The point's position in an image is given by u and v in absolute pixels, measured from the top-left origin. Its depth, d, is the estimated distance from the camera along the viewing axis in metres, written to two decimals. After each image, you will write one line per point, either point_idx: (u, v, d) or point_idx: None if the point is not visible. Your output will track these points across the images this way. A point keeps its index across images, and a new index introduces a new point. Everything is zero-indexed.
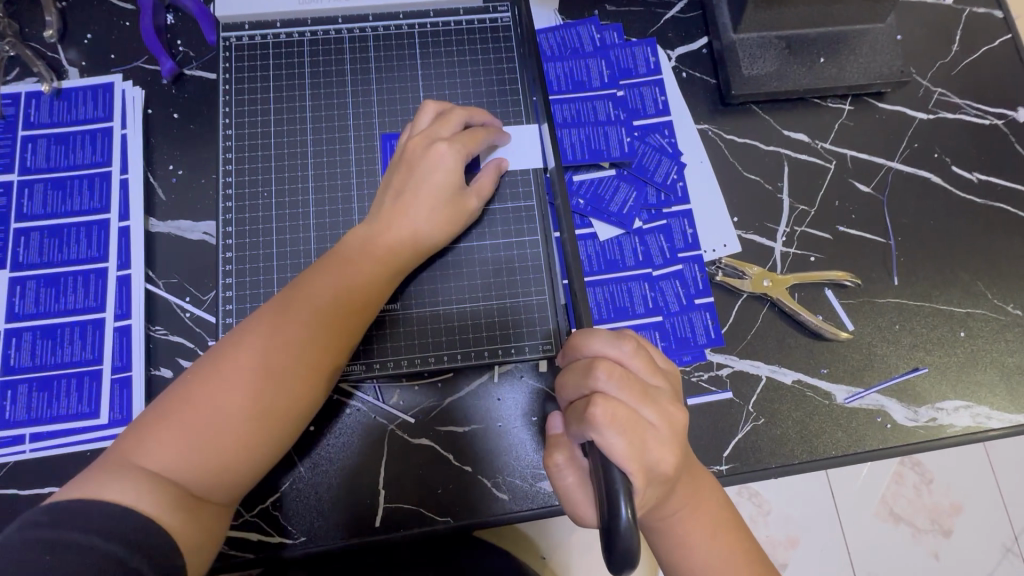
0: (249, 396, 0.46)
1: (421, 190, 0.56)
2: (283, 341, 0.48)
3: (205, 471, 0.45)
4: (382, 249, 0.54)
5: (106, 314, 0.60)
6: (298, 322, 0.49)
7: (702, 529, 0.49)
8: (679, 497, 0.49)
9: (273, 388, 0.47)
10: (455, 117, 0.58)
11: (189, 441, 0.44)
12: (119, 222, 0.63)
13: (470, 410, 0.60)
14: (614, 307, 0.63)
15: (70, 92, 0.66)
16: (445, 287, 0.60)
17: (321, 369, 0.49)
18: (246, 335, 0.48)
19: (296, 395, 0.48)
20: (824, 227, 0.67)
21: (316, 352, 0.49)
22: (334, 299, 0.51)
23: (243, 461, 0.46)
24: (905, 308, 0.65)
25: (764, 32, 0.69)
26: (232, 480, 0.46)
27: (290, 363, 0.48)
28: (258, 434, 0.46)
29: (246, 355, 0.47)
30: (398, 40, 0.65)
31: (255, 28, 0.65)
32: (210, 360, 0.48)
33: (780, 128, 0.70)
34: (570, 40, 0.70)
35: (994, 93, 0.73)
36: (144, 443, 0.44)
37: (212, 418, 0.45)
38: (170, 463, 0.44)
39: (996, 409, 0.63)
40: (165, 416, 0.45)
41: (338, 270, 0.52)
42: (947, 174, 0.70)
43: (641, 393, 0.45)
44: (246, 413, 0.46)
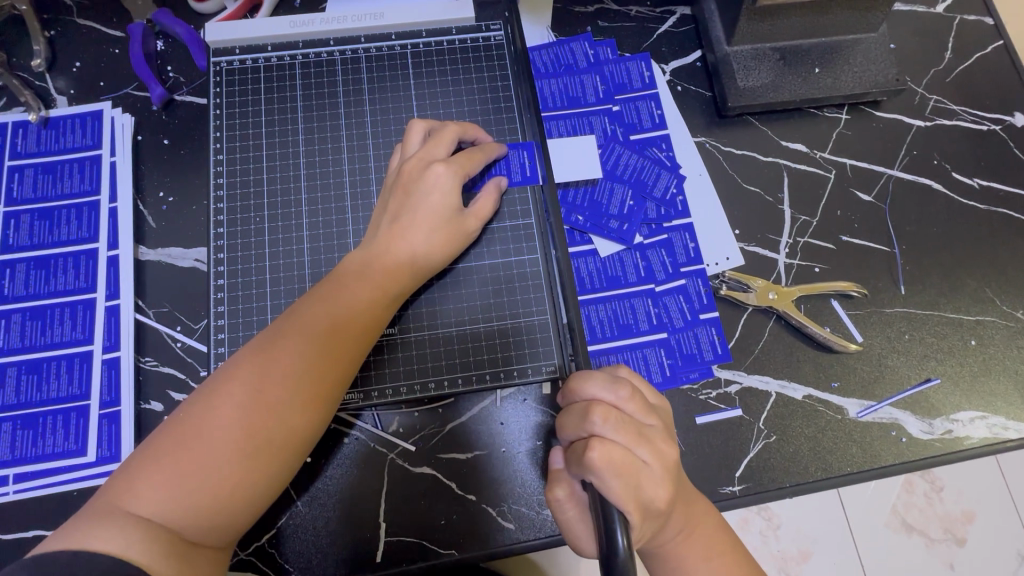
0: (241, 433, 0.44)
1: (418, 213, 0.54)
2: (275, 374, 0.46)
3: (197, 514, 0.42)
4: (380, 272, 0.53)
5: (94, 346, 0.59)
6: (291, 352, 0.47)
7: (704, 560, 0.48)
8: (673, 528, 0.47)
9: (266, 423, 0.45)
10: (450, 134, 0.57)
11: (180, 483, 0.42)
12: (108, 251, 0.61)
13: (473, 436, 0.58)
14: (618, 325, 0.62)
15: (58, 121, 0.65)
16: (442, 310, 0.59)
17: (319, 401, 0.47)
18: (239, 368, 0.46)
19: (292, 430, 0.46)
20: (828, 237, 0.66)
21: (314, 383, 0.47)
22: (333, 328, 0.49)
23: (236, 502, 0.44)
24: (913, 317, 0.64)
25: (758, 45, 0.69)
26: (226, 523, 0.44)
27: (283, 395, 0.46)
28: (251, 473, 0.44)
29: (237, 390, 0.45)
30: (391, 61, 0.65)
31: (245, 51, 0.64)
32: (201, 396, 0.46)
33: (778, 139, 0.70)
34: (563, 56, 0.70)
35: (990, 99, 0.72)
36: (135, 485, 0.42)
37: (204, 457, 0.43)
38: (163, 506, 0.42)
39: (1012, 419, 0.62)
40: (157, 457, 0.43)
41: (334, 296, 0.51)
42: (948, 181, 0.69)
43: (633, 426, 0.44)
44: (240, 449, 0.44)
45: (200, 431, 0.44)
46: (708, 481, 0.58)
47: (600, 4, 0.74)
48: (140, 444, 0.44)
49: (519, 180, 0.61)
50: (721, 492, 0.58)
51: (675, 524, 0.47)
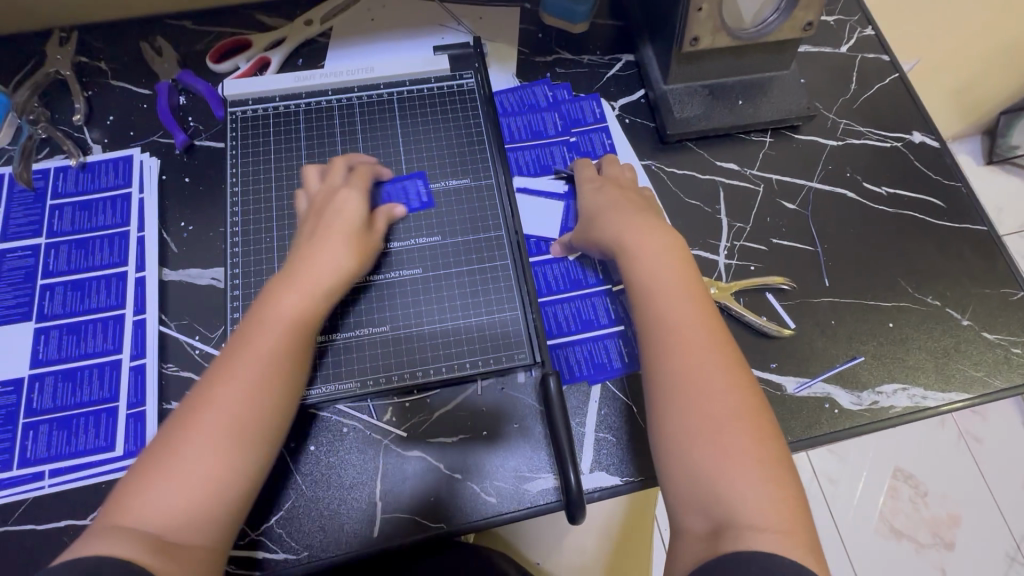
0: (213, 443, 0.50)
1: (332, 229, 0.63)
2: (229, 389, 0.53)
3: (188, 519, 0.48)
4: (303, 280, 0.60)
5: (122, 354, 0.67)
6: (238, 369, 0.54)
7: (691, 314, 0.58)
8: (707, 372, 0.54)
9: (231, 429, 0.51)
10: (340, 165, 0.69)
11: (167, 498, 0.48)
12: (136, 273, 0.71)
13: (457, 421, 0.66)
14: (581, 321, 0.71)
15: (94, 165, 0.76)
16: (382, 308, 0.68)
17: (275, 398, 0.54)
18: (197, 394, 0.53)
19: (255, 428, 0.53)
20: (760, 240, 0.77)
21: (264, 386, 0.54)
22: (269, 339, 0.56)
23: (221, 501, 0.50)
24: (838, 305, 0.74)
25: (690, 83, 0.81)
26: (215, 521, 0.49)
27: (241, 405, 0.52)
28: (228, 474, 0.50)
29: (203, 410, 0.52)
30: (380, 106, 0.76)
31: (257, 102, 0.76)
32: (168, 428, 0.51)
33: (713, 160, 0.81)
34: (527, 98, 0.82)
35: (891, 121, 0.85)
36: (125, 504, 0.47)
37: (182, 472, 0.49)
38: (155, 519, 0.47)
39: (929, 389, 0.71)
40: (138, 484, 0.48)
41: (265, 315, 0.58)
42: (860, 190, 0.81)
43: (660, 276, 0.61)
44: (213, 447, 0.50)
45: (175, 453, 0.50)
46: None
47: (557, 55, 0.87)
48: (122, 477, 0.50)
49: (418, 206, 0.72)
50: None
51: (696, 365, 0.55)
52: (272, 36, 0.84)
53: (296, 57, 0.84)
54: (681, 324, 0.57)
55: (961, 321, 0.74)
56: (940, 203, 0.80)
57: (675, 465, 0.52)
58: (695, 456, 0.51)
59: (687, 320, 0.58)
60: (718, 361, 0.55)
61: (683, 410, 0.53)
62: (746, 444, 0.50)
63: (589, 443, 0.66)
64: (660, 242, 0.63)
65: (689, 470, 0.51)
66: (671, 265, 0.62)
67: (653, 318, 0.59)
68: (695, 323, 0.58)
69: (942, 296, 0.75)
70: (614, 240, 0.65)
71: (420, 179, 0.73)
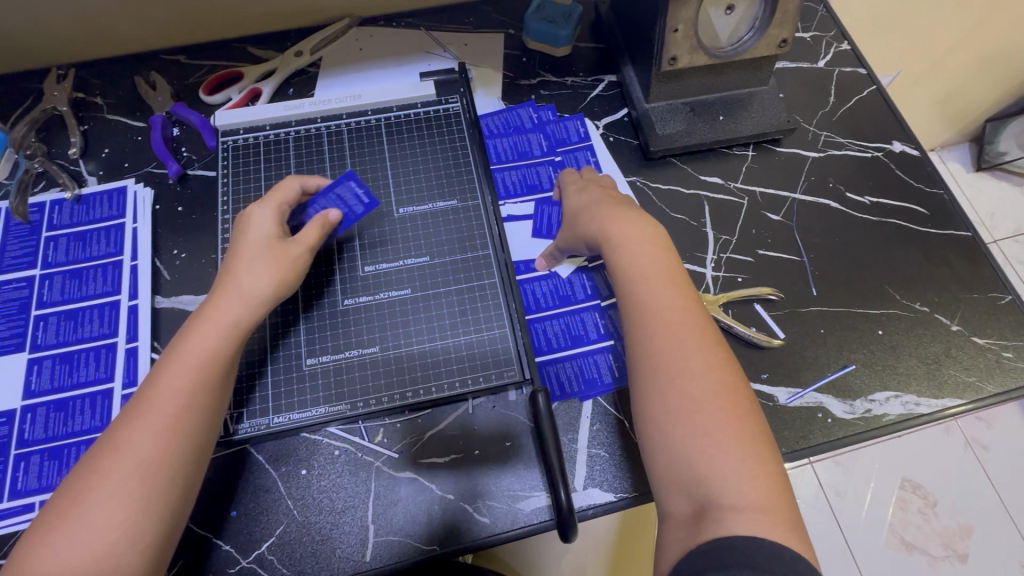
0: (119, 485, 0.50)
1: (241, 251, 0.63)
2: (132, 433, 0.52)
3: (102, 561, 0.47)
4: (214, 304, 0.60)
5: (114, 383, 0.67)
6: (145, 410, 0.53)
7: (670, 299, 0.59)
8: (685, 350, 0.55)
9: (136, 470, 0.51)
10: (288, 185, 0.69)
11: (74, 543, 0.47)
12: (129, 301, 0.71)
13: (448, 441, 0.66)
14: (571, 336, 0.71)
15: (89, 197, 0.77)
16: (339, 337, 0.68)
17: (186, 434, 0.54)
18: (106, 440, 0.52)
19: (163, 465, 0.52)
20: (746, 252, 0.78)
21: (172, 424, 0.53)
22: (180, 377, 0.55)
23: (132, 541, 0.49)
24: (826, 314, 0.74)
25: (671, 101, 0.83)
26: (135, 560, 0.48)
27: (146, 446, 0.52)
28: (137, 516, 0.49)
29: (113, 453, 0.51)
30: (368, 131, 0.78)
31: (248, 131, 0.77)
32: (78, 473, 0.51)
33: (697, 175, 0.83)
34: (512, 120, 0.84)
35: (870, 132, 0.87)
36: (42, 548, 0.47)
37: (91, 514, 0.49)
38: (64, 564, 0.47)
39: (922, 396, 0.71)
40: (46, 532, 0.48)
41: (177, 352, 0.57)
42: (843, 200, 0.82)
43: (637, 262, 0.63)
44: (127, 480, 0.50)
45: (84, 497, 0.49)
46: None
47: (541, 77, 0.89)
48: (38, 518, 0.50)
49: (361, 210, 0.70)
50: None
51: (675, 344, 0.56)
52: (264, 68, 0.86)
53: (287, 86, 0.87)
54: (659, 306, 0.59)
55: (950, 326, 0.74)
56: (923, 210, 0.81)
57: (661, 451, 0.52)
58: (675, 431, 0.52)
59: (666, 301, 0.59)
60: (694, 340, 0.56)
61: (664, 389, 0.54)
62: (725, 422, 0.51)
63: (582, 459, 0.66)
64: (636, 231, 0.65)
65: (676, 454, 0.51)
66: (647, 252, 0.63)
67: (632, 301, 0.61)
68: (671, 304, 0.59)
69: (930, 302, 0.75)
70: (593, 233, 0.67)
71: (408, 201, 0.75)
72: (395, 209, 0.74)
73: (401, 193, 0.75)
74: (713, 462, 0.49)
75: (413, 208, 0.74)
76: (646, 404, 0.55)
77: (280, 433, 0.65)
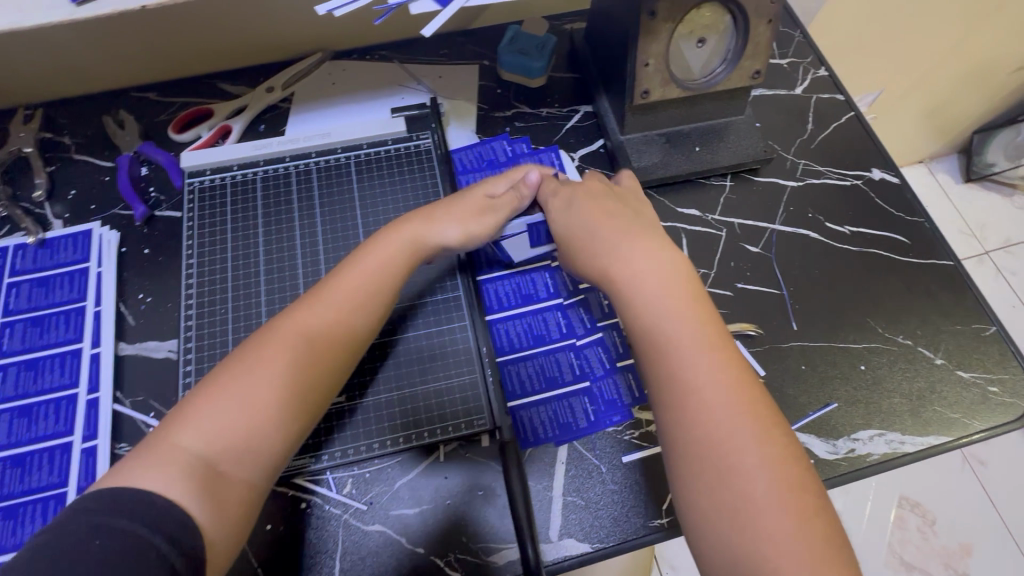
0: (260, 381, 0.52)
1: (452, 205, 0.69)
2: (284, 336, 0.55)
3: (230, 448, 0.49)
4: (394, 255, 0.65)
5: (74, 436, 0.65)
6: (311, 316, 0.57)
7: (700, 335, 0.54)
8: (734, 428, 0.49)
9: (275, 372, 0.53)
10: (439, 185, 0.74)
11: (212, 421, 0.50)
12: (91, 349, 0.69)
13: (418, 492, 0.64)
14: (545, 378, 0.70)
15: (53, 241, 0.76)
16: (404, 379, 0.67)
17: (324, 354, 0.57)
18: (262, 332, 0.56)
19: (305, 377, 0.55)
20: (725, 286, 0.77)
21: (322, 340, 0.57)
22: (328, 302, 0.59)
23: (260, 438, 0.51)
24: (807, 350, 0.73)
25: (647, 132, 0.82)
26: (256, 459, 0.51)
27: (285, 352, 0.54)
28: (272, 418, 0.52)
29: (267, 347, 0.55)
30: (337, 170, 0.77)
31: (214, 172, 0.76)
32: (231, 361, 0.54)
33: (674, 207, 0.82)
34: (485, 154, 0.83)
35: (849, 159, 0.86)
36: (178, 429, 0.49)
37: (230, 401, 0.51)
38: (197, 436, 0.49)
39: (907, 434, 0.69)
40: (191, 406, 0.51)
41: (348, 278, 0.62)
42: (823, 230, 0.81)
43: (669, 319, 0.55)
44: (274, 391, 0.53)
45: (232, 379, 0.52)
46: (638, 517, 0.63)
47: (516, 109, 0.88)
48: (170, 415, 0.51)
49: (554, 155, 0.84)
50: (649, 526, 0.62)
51: (723, 420, 0.49)
52: (234, 105, 0.85)
53: (258, 123, 0.86)
54: (694, 382, 0.51)
55: (934, 360, 0.73)
56: (904, 239, 0.80)
57: (722, 524, 0.46)
58: (728, 525, 0.46)
59: (704, 371, 0.52)
60: (742, 415, 0.49)
61: (712, 474, 0.48)
62: (788, 511, 0.45)
63: (556, 510, 0.64)
64: (658, 263, 0.59)
65: (734, 523, 0.46)
66: (671, 297, 0.57)
67: (669, 371, 0.53)
68: (711, 374, 0.52)
69: (912, 335, 0.74)
70: (609, 265, 0.61)
71: None
72: None
73: (369, 234, 0.74)
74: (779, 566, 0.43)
75: None
76: (689, 466, 0.49)
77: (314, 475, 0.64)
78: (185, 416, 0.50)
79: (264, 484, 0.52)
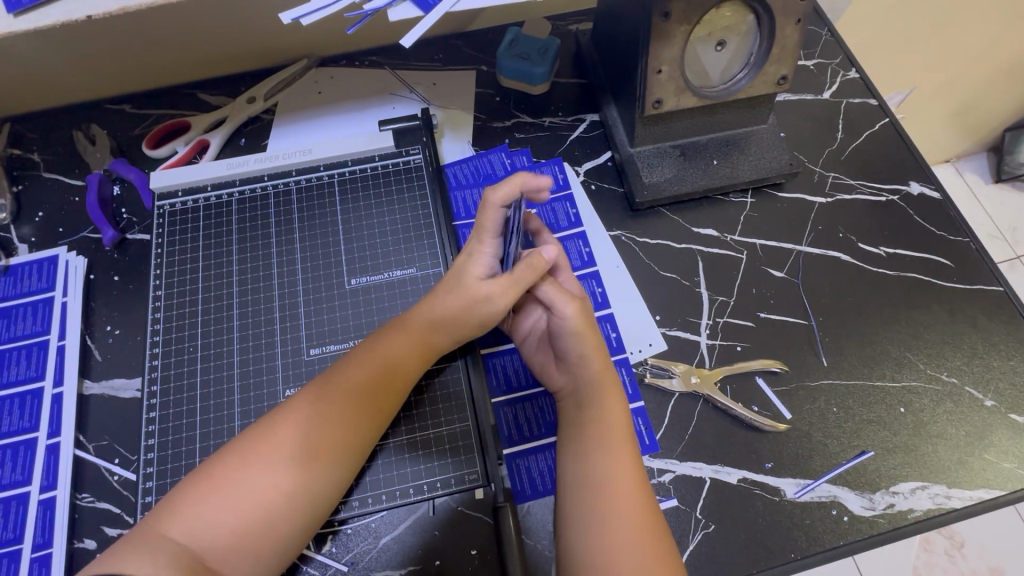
0: (270, 476, 0.49)
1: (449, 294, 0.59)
2: (300, 427, 0.52)
3: (228, 549, 0.47)
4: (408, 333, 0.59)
5: (32, 486, 0.60)
6: (336, 395, 0.54)
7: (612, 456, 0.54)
8: (615, 469, 0.54)
9: (290, 470, 0.50)
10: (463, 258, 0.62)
11: (212, 517, 0.47)
12: (53, 388, 0.64)
13: (405, 551, 0.58)
14: (544, 422, 0.63)
15: (17, 267, 0.70)
16: (414, 426, 0.62)
17: (344, 447, 0.53)
18: (277, 414, 0.52)
19: (319, 479, 0.51)
20: (746, 316, 0.69)
21: (343, 435, 0.53)
22: (351, 390, 0.54)
23: (262, 540, 0.48)
24: (839, 389, 0.65)
25: (659, 144, 0.74)
26: (256, 562, 0.48)
27: (300, 449, 0.51)
28: (278, 520, 0.49)
29: (280, 430, 0.51)
30: (319, 190, 0.71)
31: (187, 193, 0.70)
32: (235, 445, 0.51)
33: (689, 226, 0.74)
34: (481, 168, 0.76)
35: (884, 172, 0.78)
36: (172, 515, 0.47)
37: (235, 495, 0.48)
38: (194, 531, 0.46)
39: (953, 486, 0.61)
40: (191, 493, 0.48)
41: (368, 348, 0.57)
42: (856, 252, 0.73)
43: (579, 361, 0.58)
44: (286, 483, 0.50)
45: (238, 469, 0.49)
46: None
47: (516, 118, 0.81)
48: (168, 496, 0.48)
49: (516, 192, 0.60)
50: None
51: (611, 509, 0.51)
52: (212, 117, 0.79)
53: (238, 136, 0.80)
54: (596, 417, 0.57)
55: (984, 401, 0.65)
56: (947, 262, 0.72)
57: None
58: (588, 540, 0.51)
59: (607, 412, 0.57)
60: (627, 461, 0.54)
61: (583, 501, 0.53)
62: (642, 547, 0.50)
63: None
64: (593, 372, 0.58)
65: None
66: (587, 339, 0.59)
67: (571, 454, 0.56)
68: (616, 420, 0.57)
69: (958, 373, 0.66)
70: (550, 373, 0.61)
71: (361, 270, 0.67)
72: (346, 280, 0.66)
73: (352, 262, 0.67)
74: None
75: (367, 277, 0.67)
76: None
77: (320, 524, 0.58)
78: (181, 503, 0.47)
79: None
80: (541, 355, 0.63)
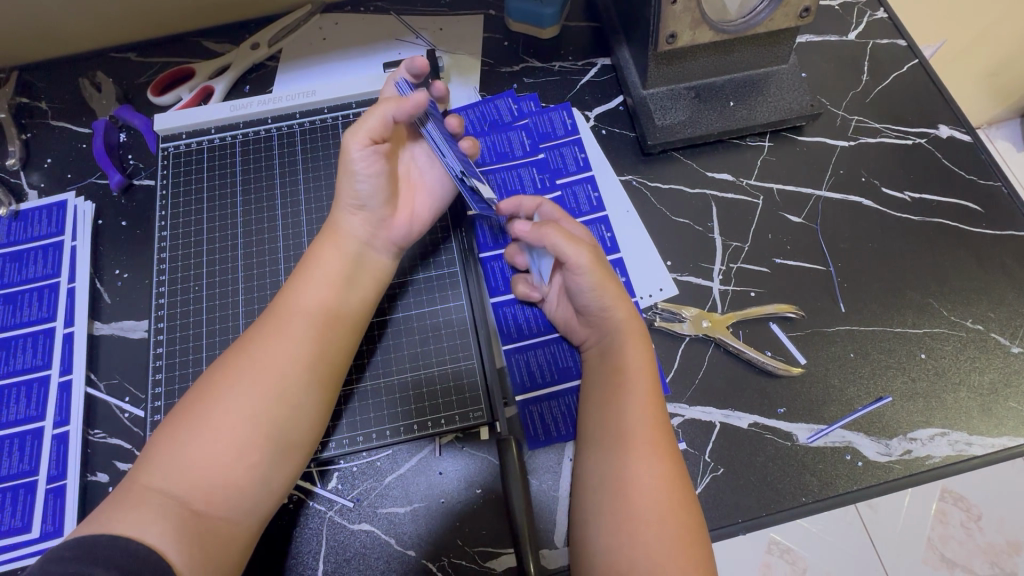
0: (234, 419, 0.48)
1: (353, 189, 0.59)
2: (257, 371, 0.50)
3: (210, 490, 0.46)
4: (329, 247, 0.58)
5: (46, 421, 0.61)
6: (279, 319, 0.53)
7: (640, 431, 0.51)
8: (641, 430, 0.51)
9: (254, 411, 0.49)
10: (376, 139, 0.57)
11: (183, 464, 0.46)
12: (64, 328, 0.65)
13: (409, 489, 0.58)
14: (558, 370, 0.62)
15: (27, 212, 0.71)
16: (412, 365, 0.62)
17: (307, 385, 0.52)
18: (234, 356, 0.52)
19: (286, 416, 0.50)
20: (761, 261, 0.67)
21: (296, 368, 0.51)
22: (303, 318, 0.54)
23: (243, 478, 0.48)
24: (855, 335, 0.63)
25: (674, 85, 0.71)
26: (242, 497, 0.48)
27: (258, 390, 0.50)
28: (252, 454, 0.48)
29: (234, 372, 0.50)
30: (324, 131, 0.70)
31: (191, 135, 0.70)
32: (199, 393, 0.50)
33: (702, 171, 0.72)
34: (489, 114, 0.74)
35: (913, 115, 0.74)
36: (148, 464, 0.47)
37: (202, 438, 0.47)
38: (172, 477, 0.46)
39: (974, 433, 0.59)
40: (163, 442, 0.48)
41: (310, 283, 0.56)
42: (878, 197, 0.70)
43: (601, 313, 0.57)
44: (242, 426, 0.48)
45: (202, 415, 0.48)
46: None
47: (524, 63, 0.79)
48: (146, 449, 0.48)
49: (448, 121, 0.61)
50: None
51: (633, 483, 0.49)
52: (216, 63, 0.78)
53: (243, 83, 0.78)
54: (627, 360, 0.55)
55: (1010, 348, 0.62)
56: (976, 207, 0.69)
57: None
58: (605, 471, 0.51)
59: (642, 358, 0.55)
60: (647, 399, 0.53)
61: (602, 467, 0.51)
62: (658, 477, 0.50)
63: (562, 512, 0.57)
64: (633, 349, 0.56)
65: None
66: (608, 290, 0.56)
67: (600, 426, 0.54)
68: (640, 361, 0.55)
69: (984, 319, 0.63)
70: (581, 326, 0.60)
71: None
72: None
73: None
74: (627, 540, 0.48)
75: None
76: (591, 553, 0.49)
77: (326, 459, 0.59)
78: (151, 455, 0.47)
79: (259, 523, 0.49)
80: (563, 309, 0.62)
